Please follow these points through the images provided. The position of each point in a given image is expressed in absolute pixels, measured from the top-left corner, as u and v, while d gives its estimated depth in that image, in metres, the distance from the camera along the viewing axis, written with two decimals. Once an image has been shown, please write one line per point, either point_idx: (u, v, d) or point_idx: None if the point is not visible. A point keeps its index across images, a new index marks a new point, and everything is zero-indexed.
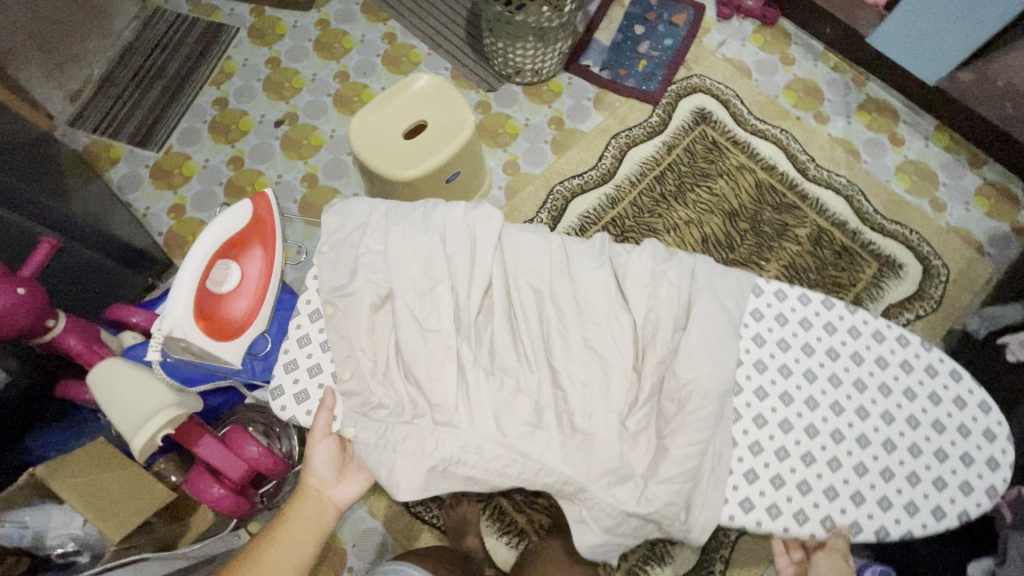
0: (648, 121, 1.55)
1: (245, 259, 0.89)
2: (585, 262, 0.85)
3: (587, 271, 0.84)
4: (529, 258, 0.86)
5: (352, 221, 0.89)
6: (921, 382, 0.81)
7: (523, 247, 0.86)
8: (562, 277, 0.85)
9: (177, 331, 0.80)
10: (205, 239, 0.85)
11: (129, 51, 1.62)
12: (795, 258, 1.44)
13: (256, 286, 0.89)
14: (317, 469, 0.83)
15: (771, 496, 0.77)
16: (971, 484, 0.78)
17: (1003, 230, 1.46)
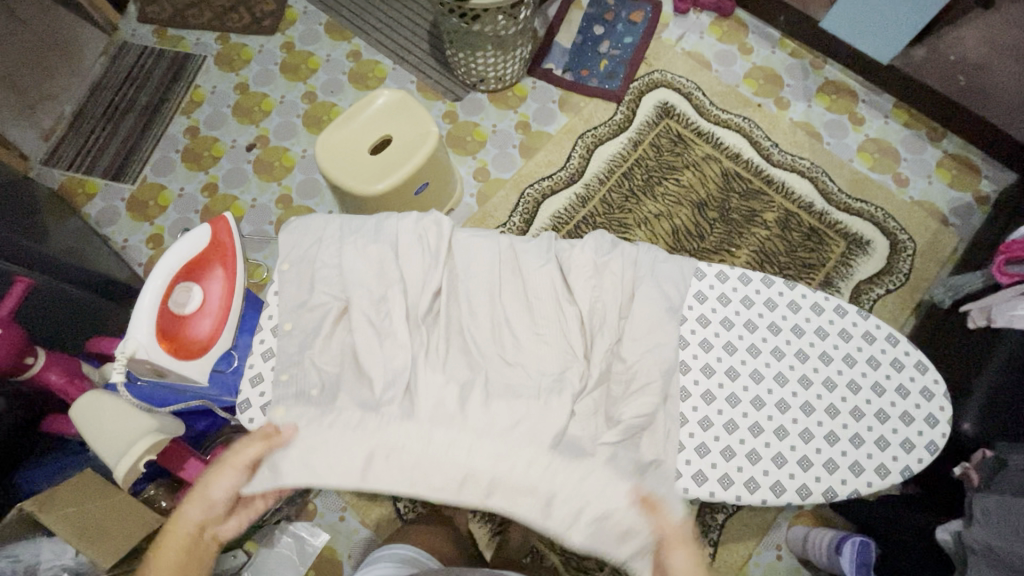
0: (613, 119, 1.58)
1: (207, 280, 0.91)
2: (532, 265, 0.88)
3: (540, 271, 0.88)
4: (476, 264, 0.89)
5: (309, 237, 0.92)
6: (860, 348, 0.84)
7: (473, 252, 0.90)
8: (513, 280, 0.89)
9: (140, 353, 0.82)
10: (165, 263, 0.88)
11: (98, 86, 1.64)
12: (764, 243, 1.46)
13: (219, 306, 0.90)
14: (210, 506, 0.74)
15: (722, 467, 0.80)
16: (912, 442, 0.81)
17: (966, 200, 1.49)
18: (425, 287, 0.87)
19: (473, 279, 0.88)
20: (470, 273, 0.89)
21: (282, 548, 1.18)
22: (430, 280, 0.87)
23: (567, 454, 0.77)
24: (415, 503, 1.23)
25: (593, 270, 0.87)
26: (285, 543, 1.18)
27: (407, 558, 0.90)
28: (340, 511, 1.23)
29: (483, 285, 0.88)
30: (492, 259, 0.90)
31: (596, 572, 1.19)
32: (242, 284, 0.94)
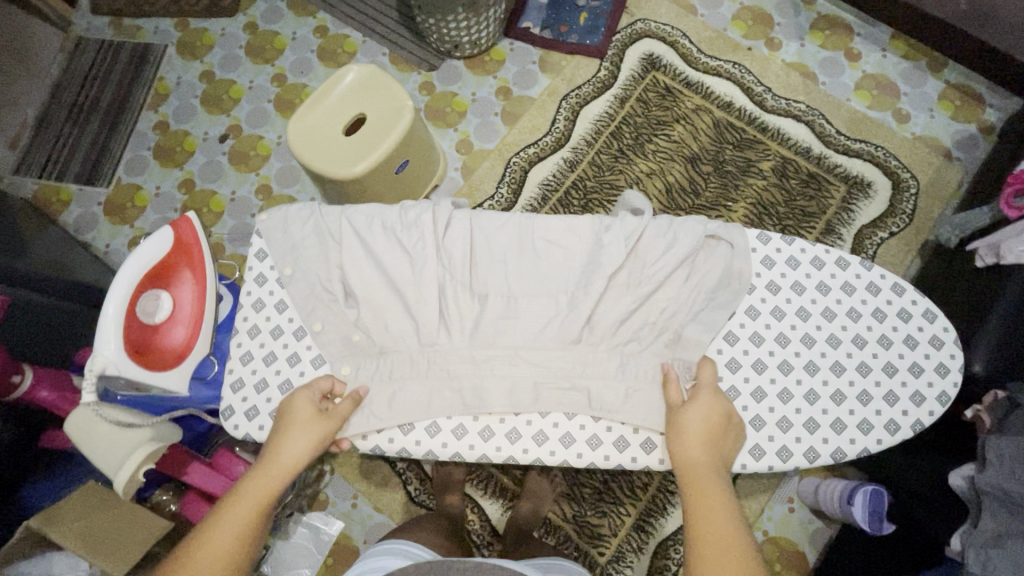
0: (596, 76, 1.51)
1: (176, 286, 0.86)
2: (556, 231, 0.80)
3: (558, 286, 0.78)
4: (488, 276, 0.79)
5: (284, 245, 0.83)
6: (865, 301, 0.80)
7: (491, 226, 0.80)
8: (525, 279, 0.79)
9: (109, 370, 0.76)
10: (126, 271, 0.81)
11: (60, 86, 1.57)
12: (761, 194, 1.41)
13: (191, 312, 0.86)
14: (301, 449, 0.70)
15: (751, 438, 0.75)
16: (922, 394, 0.77)
17: (970, 131, 1.43)
18: (454, 322, 0.78)
19: (490, 308, 0.78)
20: (464, 236, 0.80)
21: (299, 539, 1.20)
22: (465, 309, 0.79)
23: (588, 343, 0.77)
24: (425, 485, 1.23)
25: (616, 268, 0.78)
26: (300, 534, 1.20)
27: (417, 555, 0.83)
28: (352, 498, 1.23)
29: (500, 316, 0.78)
30: (518, 239, 0.80)
31: (610, 539, 1.19)
32: (212, 294, 0.89)
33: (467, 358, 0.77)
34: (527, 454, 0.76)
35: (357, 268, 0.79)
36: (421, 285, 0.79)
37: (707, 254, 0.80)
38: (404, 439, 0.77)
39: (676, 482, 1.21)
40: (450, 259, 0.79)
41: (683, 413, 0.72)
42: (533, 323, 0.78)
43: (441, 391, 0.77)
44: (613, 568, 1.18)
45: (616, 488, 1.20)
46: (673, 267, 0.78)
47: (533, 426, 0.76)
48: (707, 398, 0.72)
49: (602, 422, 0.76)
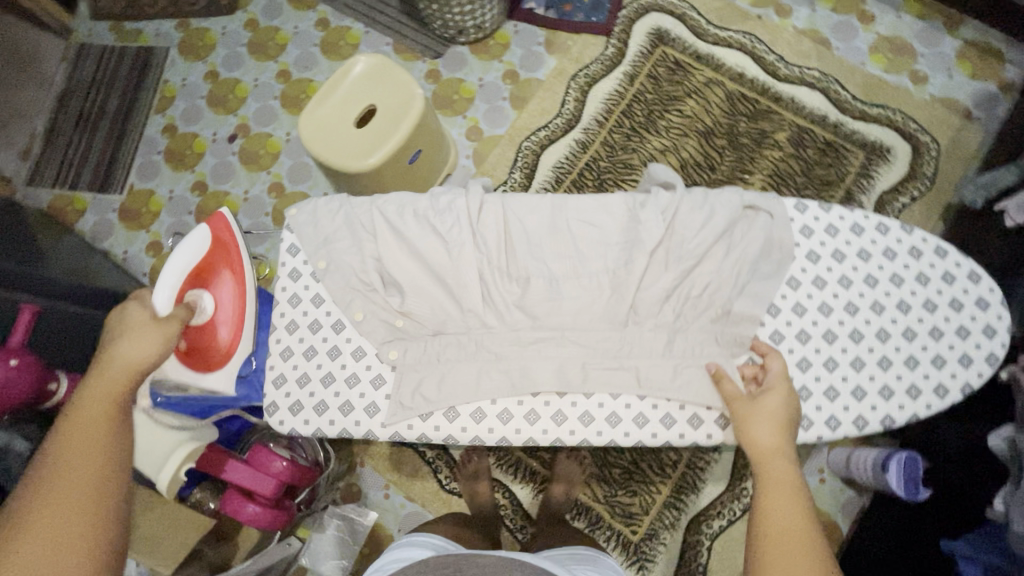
0: (605, 54, 1.48)
1: (216, 285, 0.86)
2: (588, 211, 0.79)
3: (597, 265, 0.78)
4: (524, 258, 0.79)
5: (314, 239, 0.83)
6: (907, 266, 0.80)
7: (523, 210, 0.80)
8: (562, 259, 0.78)
9: None
10: (166, 277, 0.80)
11: (66, 95, 1.57)
12: (779, 165, 1.38)
13: (233, 312, 0.86)
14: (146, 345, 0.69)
15: None
16: (970, 356, 0.76)
17: (991, 89, 1.40)
18: (495, 305, 0.78)
19: (531, 290, 0.78)
20: (496, 220, 0.79)
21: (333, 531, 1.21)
22: (505, 292, 0.78)
23: (620, 325, 0.77)
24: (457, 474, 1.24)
25: (656, 244, 0.77)
26: (336, 525, 1.21)
27: (438, 546, 0.80)
28: (385, 489, 1.25)
29: (544, 298, 0.78)
30: (551, 219, 0.79)
31: (642, 517, 1.20)
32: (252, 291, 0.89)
33: (502, 345, 0.77)
34: (573, 436, 0.75)
35: (389, 259, 0.80)
36: (454, 272, 0.78)
37: (745, 224, 0.79)
38: (449, 426, 0.76)
39: (705, 458, 1.21)
40: (484, 243, 0.79)
41: (758, 401, 0.70)
42: (574, 304, 0.77)
43: (487, 372, 0.77)
44: (647, 546, 1.18)
45: (645, 467, 1.21)
46: (709, 242, 0.77)
47: (577, 407, 0.76)
48: (784, 388, 0.70)
49: (648, 400, 0.76)
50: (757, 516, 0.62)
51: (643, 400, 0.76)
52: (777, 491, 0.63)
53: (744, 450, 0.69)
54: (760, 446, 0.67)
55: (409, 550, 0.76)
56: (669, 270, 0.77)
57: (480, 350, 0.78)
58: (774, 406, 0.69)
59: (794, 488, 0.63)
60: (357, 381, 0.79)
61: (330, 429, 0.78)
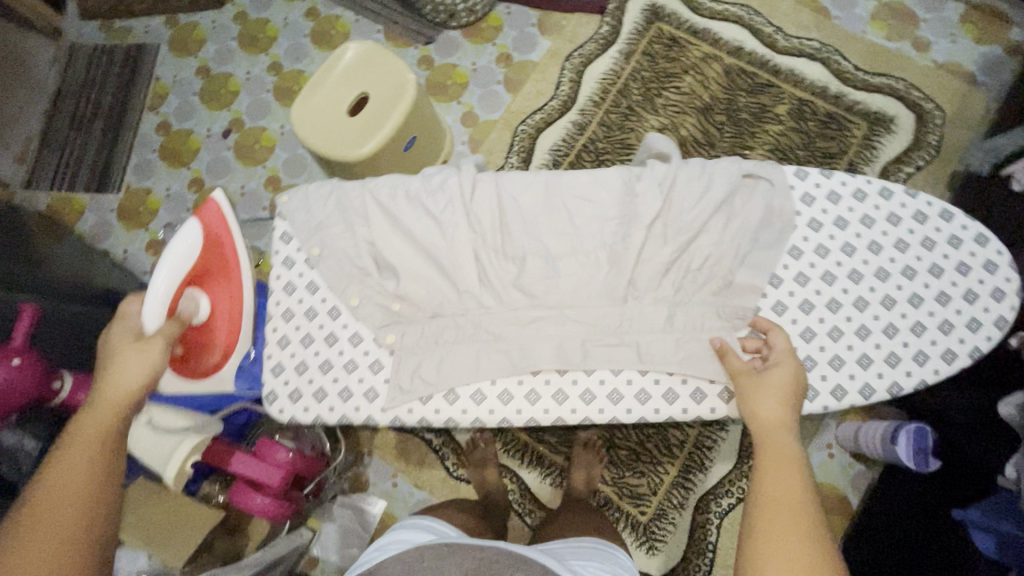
0: (599, 32, 1.46)
1: (213, 291, 0.85)
2: (585, 187, 0.78)
3: (595, 242, 0.77)
4: (521, 238, 0.77)
5: (308, 227, 0.83)
6: (911, 231, 0.78)
7: (519, 189, 0.78)
8: (560, 238, 0.77)
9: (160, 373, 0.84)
10: (163, 284, 0.77)
11: (59, 96, 1.56)
12: (779, 138, 1.36)
13: (228, 319, 0.86)
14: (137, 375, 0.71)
15: None
16: (978, 320, 0.75)
17: (995, 53, 1.37)
18: (493, 286, 0.77)
19: (530, 269, 0.77)
20: (492, 200, 0.78)
21: (344, 521, 1.22)
22: (503, 273, 0.78)
23: (621, 303, 0.76)
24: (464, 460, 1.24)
25: (654, 218, 0.76)
26: (346, 516, 1.22)
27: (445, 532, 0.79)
28: (392, 478, 1.25)
29: (543, 277, 0.77)
30: (546, 198, 0.78)
31: (649, 497, 1.20)
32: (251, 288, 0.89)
33: (503, 326, 0.77)
34: (576, 415, 0.75)
35: (386, 243, 0.79)
36: (451, 254, 0.78)
37: (746, 194, 0.77)
38: (451, 409, 0.76)
39: (711, 437, 1.20)
40: (481, 225, 0.78)
41: (763, 375, 0.69)
42: (573, 282, 0.76)
43: (488, 354, 0.76)
44: (655, 525, 1.19)
45: (652, 447, 1.21)
46: (709, 214, 0.75)
47: (579, 385, 0.76)
48: (791, 361, 0.69)
49: (650, 375, 0.75)
50: (756, 490, 0.61)
51: (646, 377, 0.75)
52: (778, 467, 0.62)
53: (748, 425, 0.68)
54: (764, 421, 0.66)
55: (407, 533, 0.76)
56: (668, 245, 0.76)
57: (480, 332, 0.77)
58: (780, 379, 0.68)
59: (795, 464, 0.62)
60: (356, 367, 0.79)
61: (330, 416, 0.77)
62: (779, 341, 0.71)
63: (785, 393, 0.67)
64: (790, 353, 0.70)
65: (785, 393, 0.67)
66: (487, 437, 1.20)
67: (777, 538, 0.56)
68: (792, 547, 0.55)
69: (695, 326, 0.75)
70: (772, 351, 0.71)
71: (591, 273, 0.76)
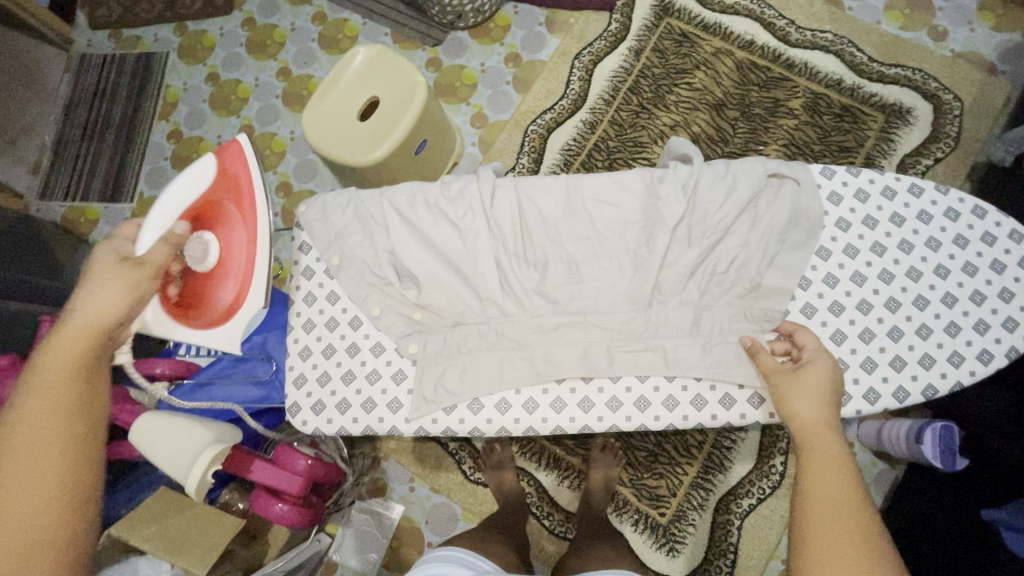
0: (608, 30, 1.44)
1: (223, 230, 0.79)
2: (605, 189, 0.77)
3: (617, 245, 0.76)
4: (542, 242, 0.77)
5: (325, 235, 0.82)
6: (943, 229, 0.76)
7: (537, 193, 0.78)
8: (580, 242, 0.76)
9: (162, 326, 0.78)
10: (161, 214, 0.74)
11: (71, 106, 1.57)
12: (794, 133, 1.34)
13: (239, 263, 0.80)
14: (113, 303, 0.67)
15: None
16: (1015, 319, 0.73)
17: (1015, 41, 1.34)
18: (514, 292, 0.77)
19: (550, 275, 0.76)
20: (510, 205, 0.77)
21: (362, 526, 1.22)
22: (523, 279, 0.77)
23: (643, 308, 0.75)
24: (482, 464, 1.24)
25: (677, 221, 0.75)
26: (363, 520, 1.22)
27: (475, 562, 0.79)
28: (409, 482, 1.25)
29: (563, 282, 0.76)
30: (566, 201, 0.77)
31: (669, 499, 1.18)
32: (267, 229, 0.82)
33: (525, 333, 0.76)
34: (601, 422, 0.74)
35: (404, 250, 0.79)
36: (470, 259, 0.77)
37: (770, 194, 0.76)
38: (474, 418, 0.75)
39: (731, 437, 1.19)
40: (499, 229, 0.77)
41: (799, 376, 0.67)
42: (595, 286, 0.76)
43: (510, 361, 0.75)
44: (676, 527, 1.17)
45: (671, 449, 1.20)
46: (732, 214, 0.74)
47: (604, 393, 0.75)
48: (826, 361, 0.68)
49: (676, 381, 0.74)
50: (803, 494, 0.60)
51: (671, 382, 0.74)
52: (823, 468, 0.60)
53: (787, 424, 0.67)
54: (805, 422, 0.65)
55: (442, 564, 0.76)
56: (691, 247, 0.75)
57: (502, 338, 0.76)
58: (816, 378, 0.67)
59: (841, 462, 0.61)
60: (378, 377, 0.78)
61: (354, 427, 0.77)
62: (807, 340, 0.70)
63: (825, 393, 0.66)
64: (823, 353, 0.69)
65: (824, 393, 0.66)
66: (505, 442, 1.20)
67: (831, 544, 0.55)
68: (847, 553, 0.54)
69: (720, 330, 0.74)
70: (803, 352, 0.70)
71: (614, 278, 0.76)
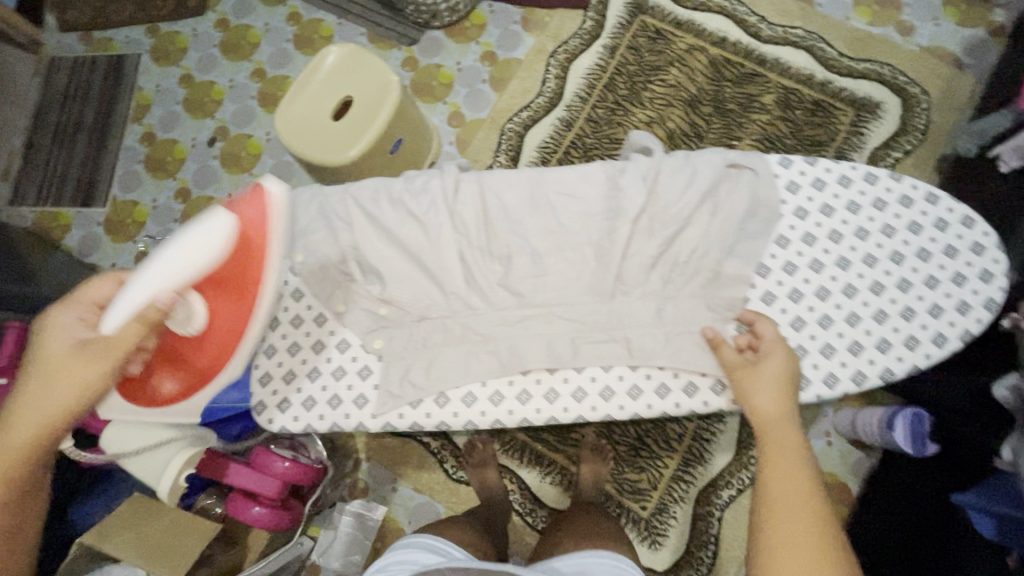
0: (582, 28, 1.45)
1: (217, 307, 0.72)
2: (569, 182, 0.77)
3: (581, 238, 0.76)
4: (505, 236, 0.77)
5: (290, 231, 0.82)
6: (898, 215, 0.78)
7: (501, 187, 0.78)
8: (544, 235, 0.77)
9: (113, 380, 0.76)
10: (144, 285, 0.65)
11: (42, 110, 1.54)
12: (767, 128, 1.36)
13: (222, 345, 0.74)
14: (61, 401, 0.66)
15: None
16: (967, 302, 0.75)
17: (980, 35, 1.37)
18: (478, 286, 0.77)
19: (515, 267, 0.77)
20: (477, 199, 0.77)
21: (345, 528, 1.21)
22: (488, 272, 0.78)
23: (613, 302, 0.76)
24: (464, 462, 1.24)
25: (639, 212, 0.76)
26: (346, 523, 1.21)
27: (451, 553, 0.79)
28: (391, 483, 1.24)
29: (528, 275, 0.77)
30: (530, 195, 0.77)
31: (651, 492, 1.19)
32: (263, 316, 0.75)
33: (495, 328, 0.77)
34: (567, 413, 0.74)
35: (370, 245, 0.78)
36: (439, 255, 0.77)
37: (730, 184, 0.77)
38: (440, 412, 0.75)
39: (710, 429, 1.20)
40: (463, 224, 0.77)
41: (758, 367, 0.69)
42: (559, 278, 0.77)
43: (476, 354, 0.76)
44: (657, 520, 1.18)
45: (652, 442, 1.21)
46: (694, 205, 0.75)
47: (569, 383, 0.75)
48: (783, 351, 0.70)
49: (641, 370, 0.75)
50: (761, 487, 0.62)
51: (636, 372, 0.75)
52: (778, 460, 0.62)
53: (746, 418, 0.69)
54: (762, 415, 0.67)
55: (412, 552, 0.76)
56: (657, 239, 0.76)
57: (470, 333, 0.77)
58: (774, 371, 0.69)
59: (798, 451, 0.63)
60: (344, 374, 0.78)
61: (320, 424, 0.77)
62: (767, 330, 0.72)
63: (782, 384, 0.68)
64: (781, 343, 0.71)
65: (780, 384, 0.68)
66: (485, 438, 1.19)
67: (788, 531, 0.57)
68: (799, 543, 0.55)
69: (684, 319, 0.75)
70: (762, 342, 0.71)
71: (579, 269, 0.77)
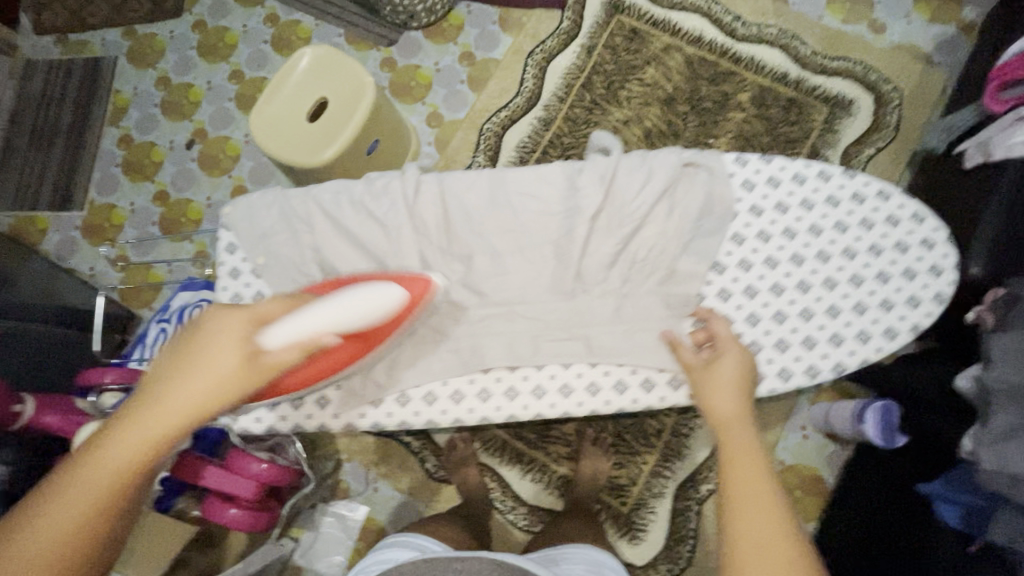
0: (559, 28, 1.46)
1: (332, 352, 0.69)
2: (528, 182, 0.77)
3: (541, 237, 0.77)
4: (464, 236, 0.78)
5: (255, 234, 0.82)
6: (851, 212, 0.79)
7: (460, 187, 0.78)
8: (504, 235, 0.78)
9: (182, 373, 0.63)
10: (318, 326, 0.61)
11: (17, 113, 1.53)
12: (742, 126, 1.37)
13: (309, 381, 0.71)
14: (182, 417, 0.55)
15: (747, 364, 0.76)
16: (917, 297, 0.77)
17: (950, 32, 1.39)
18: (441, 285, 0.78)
19: (475, 267, 0.78)
20: (437, 200, 0.78)
21: (327, 530, 1.22)
22: (449, 271, 0.79)
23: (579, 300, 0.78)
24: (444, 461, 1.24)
25: (597, 210, 0.76)
26: (329, 523, 1.22)
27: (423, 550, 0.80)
28: (372, 483, 1.25)
29: (491, 273, 0.78)
30: (490, 194, 0.78)
31: (630, 488, 1.20)
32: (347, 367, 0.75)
33: (462, 327, 0.78)
34: (528, 410, 0.77)
35: (334, 247, 0.79)
36: (405, 256, 0.78)
37: (686, 183, 0.78)
38: (403, 411, 0.78)
39: (688, 425, 1.21)
40: (424, 224, 0.78)
41: (713, 368, 0.71)
42: (520, 278, 0.78)
43: (439, 353, 0.77)
44: (637, 516, 1.19)
45: (630, 438, 1.22)
46: (652, 203, 0.76)
47: (530, 381, 0.77)
48: (738, 351, 0.71)
49: (599, 367, 0.77)
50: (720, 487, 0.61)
51: (596, 369, 0.77)
52: (734, 459, 0.62)
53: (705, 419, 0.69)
54: (718, 415, 0.67)
55: (385, 552, 0.77)
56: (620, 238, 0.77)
57: (434, 333, 0.78)
58: (727, 372, 0.70)
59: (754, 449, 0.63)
60: None
61: (285, 424, 0.78)
62: (722, 330, 0.74)
63: (738, 384, 0.69)
64: (735, 343, 0.73)
65: (736, 383, 0.69)
66: (465, 437, 1.20)
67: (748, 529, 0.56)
68: (757, 542, 0.54)
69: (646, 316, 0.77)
70: (718, 341, 0.73)
71: (539, 268, 0.78)
